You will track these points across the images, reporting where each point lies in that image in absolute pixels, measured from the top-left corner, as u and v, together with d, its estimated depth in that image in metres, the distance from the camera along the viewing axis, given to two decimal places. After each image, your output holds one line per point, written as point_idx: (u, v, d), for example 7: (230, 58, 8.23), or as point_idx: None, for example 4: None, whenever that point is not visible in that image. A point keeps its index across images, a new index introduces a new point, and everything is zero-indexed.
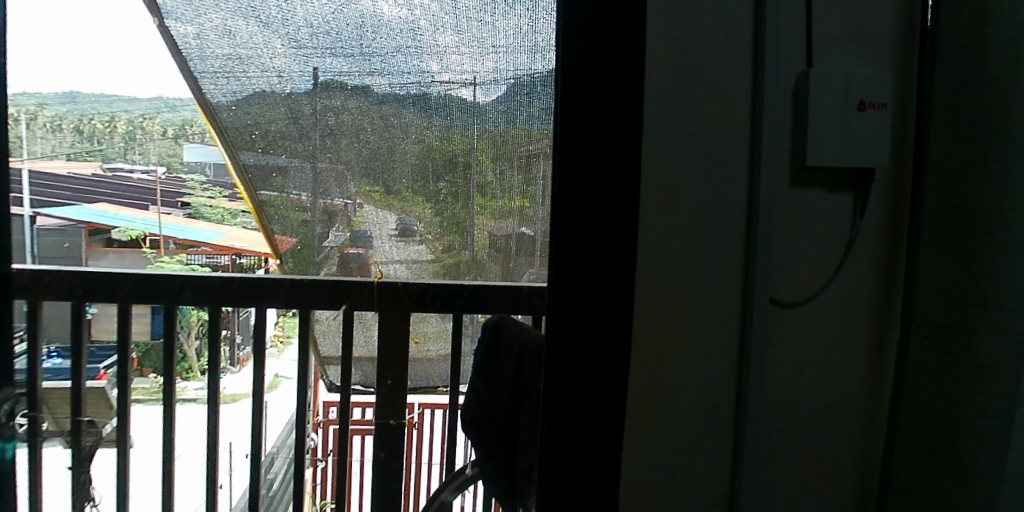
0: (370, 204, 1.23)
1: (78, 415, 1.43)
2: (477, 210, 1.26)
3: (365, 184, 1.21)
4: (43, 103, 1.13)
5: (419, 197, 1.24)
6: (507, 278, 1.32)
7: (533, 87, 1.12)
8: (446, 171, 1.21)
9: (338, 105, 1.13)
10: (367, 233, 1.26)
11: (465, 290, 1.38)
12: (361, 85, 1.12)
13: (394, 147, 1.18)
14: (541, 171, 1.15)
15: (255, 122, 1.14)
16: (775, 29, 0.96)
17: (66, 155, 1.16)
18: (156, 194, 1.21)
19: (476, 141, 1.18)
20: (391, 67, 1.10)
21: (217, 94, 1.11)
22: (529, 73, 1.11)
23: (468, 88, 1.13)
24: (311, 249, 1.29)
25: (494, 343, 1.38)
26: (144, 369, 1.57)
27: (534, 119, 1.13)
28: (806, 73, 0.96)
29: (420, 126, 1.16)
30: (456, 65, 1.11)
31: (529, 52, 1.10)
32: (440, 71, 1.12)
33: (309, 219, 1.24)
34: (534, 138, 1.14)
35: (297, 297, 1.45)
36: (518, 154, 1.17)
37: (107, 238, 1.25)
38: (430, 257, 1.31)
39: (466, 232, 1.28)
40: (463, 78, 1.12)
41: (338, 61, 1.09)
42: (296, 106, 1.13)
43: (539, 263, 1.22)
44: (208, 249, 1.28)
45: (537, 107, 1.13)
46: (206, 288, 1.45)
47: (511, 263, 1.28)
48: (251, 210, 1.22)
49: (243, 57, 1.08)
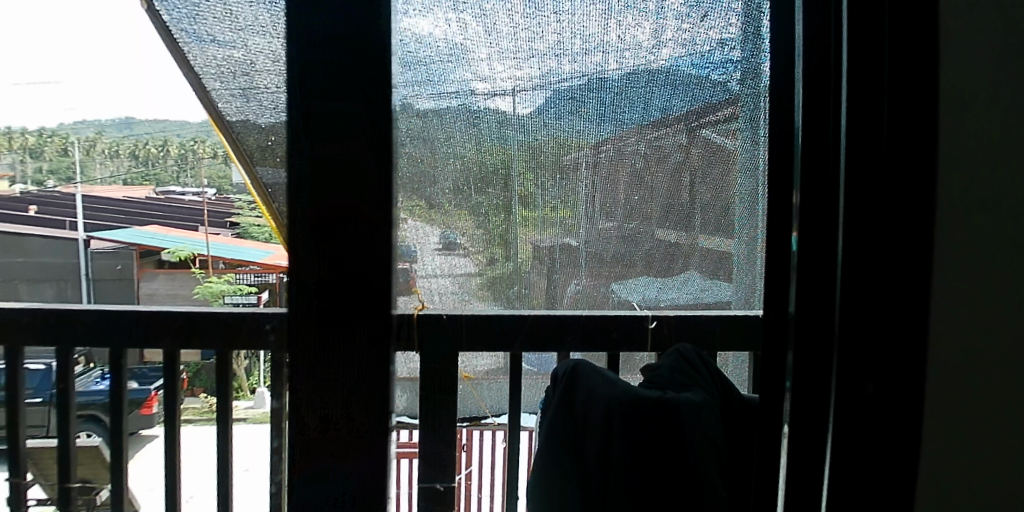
0: (413, 219, 1.01)
1: (67, 479, 1.31)
2: (519, 223, 1.05)
3: (411, 197, 1.00)
4: (102, 129, 0.99)
5: (462, 210, 1.04)
6: (554, 305, 1.12)
7: (596, 87, 0.96)
8: (486, 184, 1.03)
9: (357, 117, 0.97)
10: (410, 248, 1.01)
11: (529, 318, 1.12)
12: (410, 103, 0.97)
13: (432, 162, 1.00)
14: (585, 183, 1.01)
15: (270, 125, 0.97)
16: (957, 17, 0.87)
17: (122, 181, 1.01)
18: (205, 217, 1.03)
19: (512, 152, 1.00)
20: (429, 65, 0.95)
21: (231, 111, 0.98)
22: (599, 73, 0.95)
23: (512, 99, 0.97)
24: (357, 270, 1.01)
25: (569, 398, 1.16)
26: (195, 388, 1.27)
27: (581, 126, 0.98)
28: (981, 62, 0.88)
29: (450, 135, 0.99)
30: (499, 75, 0.95)
31: (583, 52, 0.94)
32: (479, 82, 0.96)
33: (352, 234, 1.00)
34: (577, 146, 0.99)
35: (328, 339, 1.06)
36: (558, 165, 1.00)
37: (157, 260, 1.04)
38: (475, 271, 1.06)
39: (508, 244, 1.06)
40: (503, 87, 0.96)
41: (365, 63, 0.94)
42: (318, 124, 0.98)
43: (582, 275, 1.09)
44: (257, 268, 1.01)
45: (582, 112, 0.98)
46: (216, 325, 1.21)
47: (555, 277, 1.09)
48: (274, 231, 0.99)
49: (249, 46, 0.94)
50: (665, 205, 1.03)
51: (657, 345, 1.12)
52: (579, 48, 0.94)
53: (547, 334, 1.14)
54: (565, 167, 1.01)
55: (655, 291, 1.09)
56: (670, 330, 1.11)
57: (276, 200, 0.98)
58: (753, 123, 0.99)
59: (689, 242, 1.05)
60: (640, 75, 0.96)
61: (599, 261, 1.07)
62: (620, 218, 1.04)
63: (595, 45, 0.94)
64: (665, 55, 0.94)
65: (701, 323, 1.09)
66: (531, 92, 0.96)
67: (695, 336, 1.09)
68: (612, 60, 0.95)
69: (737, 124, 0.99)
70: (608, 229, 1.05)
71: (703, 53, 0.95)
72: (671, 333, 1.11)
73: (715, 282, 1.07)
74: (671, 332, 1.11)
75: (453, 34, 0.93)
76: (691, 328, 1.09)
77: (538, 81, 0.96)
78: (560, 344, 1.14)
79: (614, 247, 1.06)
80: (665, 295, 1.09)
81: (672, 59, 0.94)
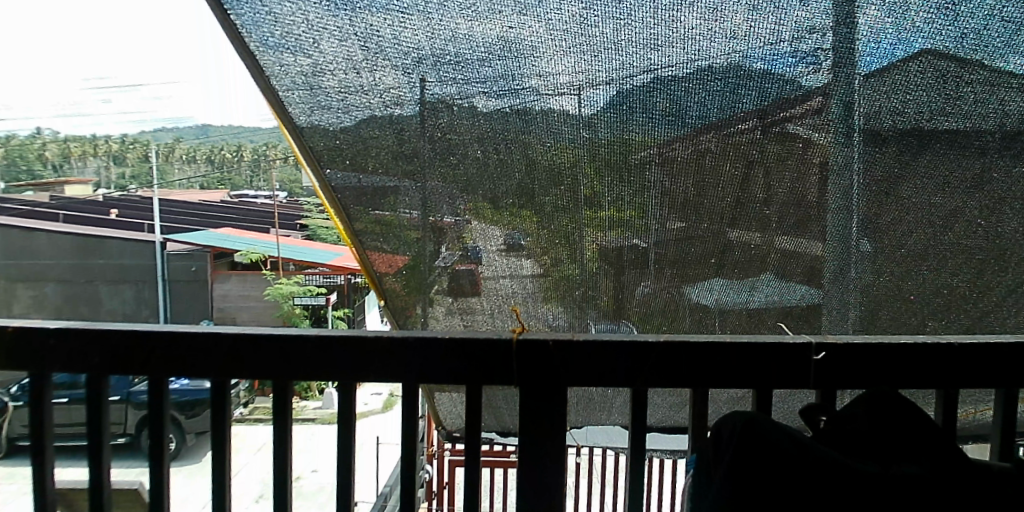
0: (478, 220, 0.90)
1: None
2: (585, 223, 0.89)
3: (477, 197, 0.89)
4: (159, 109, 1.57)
5: (526, 210, 0.90)
6: (619, 320, 1.04)
7: (708, 83, 0.73)
8: (552, 182, 0.86)
9: (430, 123, 0.79)
10: (476, 249, 0.92)
11: (664, 346, 0.75)
12: (478, 103, 0.78)
13: (500, 165, 0.85)
14: (665, 178, 0.82)
15: (343, 126, 0.80)
16: None
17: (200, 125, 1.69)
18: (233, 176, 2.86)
19: (583, 152, 0.81)
20: (519, 63, 0.73)
21: (291, 103, 0.77)
22: (717, 62, 0.71)
23: (571, 98, 0.76)
24: (421, 271, 0.93)
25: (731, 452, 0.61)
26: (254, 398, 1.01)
27: (678, 121, 0.78)
28: None
29: (519, 138, 0.81)
30: (591, 65, 0.73)
31: (698, 42, 0.69)
32: (560, 78, 0.75)
33: (420, 238, 0.89)
34: (663, 142, 0.79)
35: (395, 366, 0.78)
36: (635, 163, 0.82)
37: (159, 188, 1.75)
38: (540, 275, 0.97)
39: (574, 246, 0.93)
40: (586, 79, 0.75)
41: (432, 56, 0.73)
42: (398, 132, 0.81)
43: (654, 277, 0.95)
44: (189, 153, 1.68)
45: (672, 103, 0.76)
46: (184, 337, 0.80)
47: (624, 281, 0.96)
48: (343, 236, 0.89)
49: (318, 30, 0.70)
50: (770, 201, 0.84)
51: (823, 383, 0.76)
52: (675, 39, 0.69)
53: (680, 370, 0.75)
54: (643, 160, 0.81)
55: (724, 293, 0.98)
56: (843, 362, 0.76)
57: (350, 206, 0.86)
58: (848, 114, 0.75)
59: (773, 242, 0.89)
60: (770, 60, 0.71)
61: (670, 266, 0.94)
62: (690, 218, 0.87)
63: (690, 33, 0.68)
64: (758, 39, 0.69)
65: (882, 357, 0.76)
66: (597, 88, 0.76)
67: (878, 370, 0.76)
68: (694, 49, 0.70)
69: (829, 113, 0.75)
70: (682, 231, 0.89)
71: (801, 51, 0.70)
72: (839, 369, 0.76)
73: (811, 288, 0.93)
74: (841, 365, 0.76)
75: (532, 26, 0.68)
76: (869, 363, 0.76)
77: (608, 76, 0.74)
78: (699, 386, 0.76)
79: (693, 247, 0.91)
80: (743, 297, 0.98)
81: (808, 36, 0.68)
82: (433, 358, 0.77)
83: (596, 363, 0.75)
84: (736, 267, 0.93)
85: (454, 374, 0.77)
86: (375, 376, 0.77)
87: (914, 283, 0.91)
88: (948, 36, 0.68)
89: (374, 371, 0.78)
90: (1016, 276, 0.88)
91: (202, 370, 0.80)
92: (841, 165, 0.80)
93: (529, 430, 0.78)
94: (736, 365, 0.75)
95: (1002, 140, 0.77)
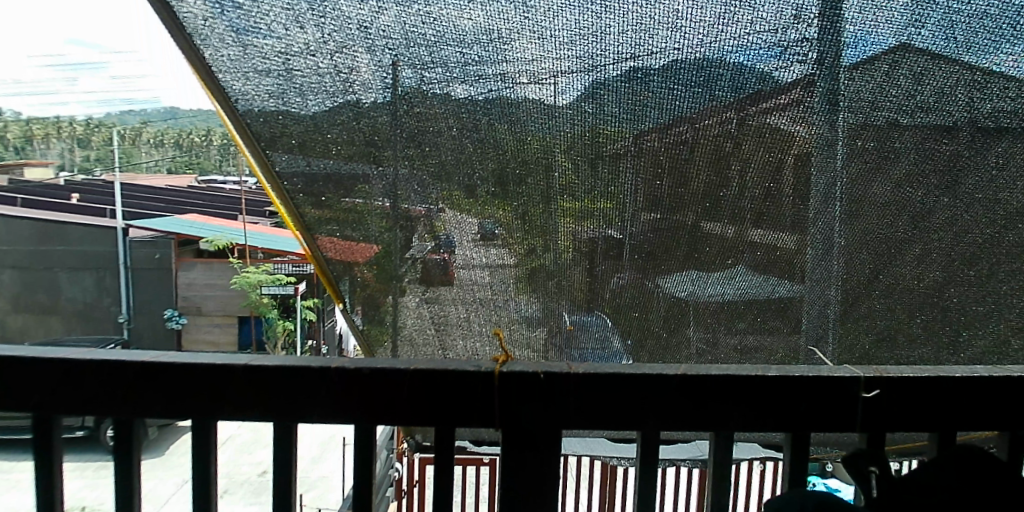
0: (453, 209, 0.88)
1: None
2: (558, 214, 0.87)
3: (448, 186, 0.86)
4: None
5: (500, 199, 0.88)
6: (594, 311, 1.02)
7: (682, 73, 0.72)
8: (525, 172, 0.84)
9: (401, 110, 0.76)
10: (451, 238, 0.90)
11: (675, 380, 0.60)
12: (452, 89, 0.74)
13: (474, 152, 0.82)
14: (638, 172, 0.81)
15: (310, 112, 0.76)
16: None
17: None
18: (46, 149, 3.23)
19: (557, 142, 0.79)
20: (492, 50, 0.70)
21: (237, 94, 0.71)
22: (690, 53, 0.70)
23: (544, 88, 0.74)
24: (393, 260, 0.90)
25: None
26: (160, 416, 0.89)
27: (654, 113, 0.77)
28: None
29: (495, 128, 0.79)
30: (565, 54, 0.71)
31: (670, 33, 0.67)
32: (533, 65, 0.72)
33: (392, 226, 0.86)
34: (637, 134, 0.78)
35: (345, 405, 0.61)
36: (605, 154, 0.80)
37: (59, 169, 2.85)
38: (513, 265, 0.94)
39: (548, 235, 0.91)
40: (559, 67, 0.72)
41: (400, 41, 0.69)
42: (363, 119, 0.77)
43: (627, 267, 0.94)
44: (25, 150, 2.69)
45: (645, 96, 0.74)
46: (62, 368, 0.62)
47: (596, 273, 0.94)
48: (292, 226, 0.83)
49: (275, 12, 0.66)
50: (744, 194, 0.84)
51: (869, 426, 0.62)
52: (652, 27, 0.67)
53: (694, 409, 0.61)
54: (617, 152, 0.80)
55: (696, 288, 0.96)
56: (894, 404, 0.62)
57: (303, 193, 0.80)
58: (833, 107, 0.74)
59: (746, 237, 0.88)
60: (744, 54, 0.69)
61: (643, 258, 0.93)
62: (664, 210, 0.86)
63: (662, 24, 0.67)
64: (731, 35, 0.67)
65: (943, 393, 0.62)
66: (571, 77, 0.73)
67: (935, 408, 0.62)
68: (665, 41, 0.68)
69: (813, 105, 0.74)
70: (656, 222, 0.88)
71: (786, 42, 0.68)
72: (890, 412, 0.62)
73: (784, 281, 0.93)
74: (894, 404, 0.62)
75: (502, 11, 0.65)
76: (925, 403, 0.62)
77: (581, 65, 0.72)
78: (724, 429, 0.62)
79: (665, 240, 0.90)
80: (718, 292, 0.96)
81: (782, 34, 0.67)
82: (393, 394, 0.61)
83: (591, 400, 0.61)
84: (711, 262, 0.92)
85: (416, 414, 0.61)
86: (322, 413, 0.61)
87: (881, 276, 0.92)
88: (941, 33, 0.67)
89: (320, 409, 0.61)
90: (980, 275, 0.89)
91: (89, 412, 0.63)
92: (818, 159, 0.79)
93: (519, 483, 0.62)
94: (769, 407, 0.61)
95: (961, 144, 0.78)
